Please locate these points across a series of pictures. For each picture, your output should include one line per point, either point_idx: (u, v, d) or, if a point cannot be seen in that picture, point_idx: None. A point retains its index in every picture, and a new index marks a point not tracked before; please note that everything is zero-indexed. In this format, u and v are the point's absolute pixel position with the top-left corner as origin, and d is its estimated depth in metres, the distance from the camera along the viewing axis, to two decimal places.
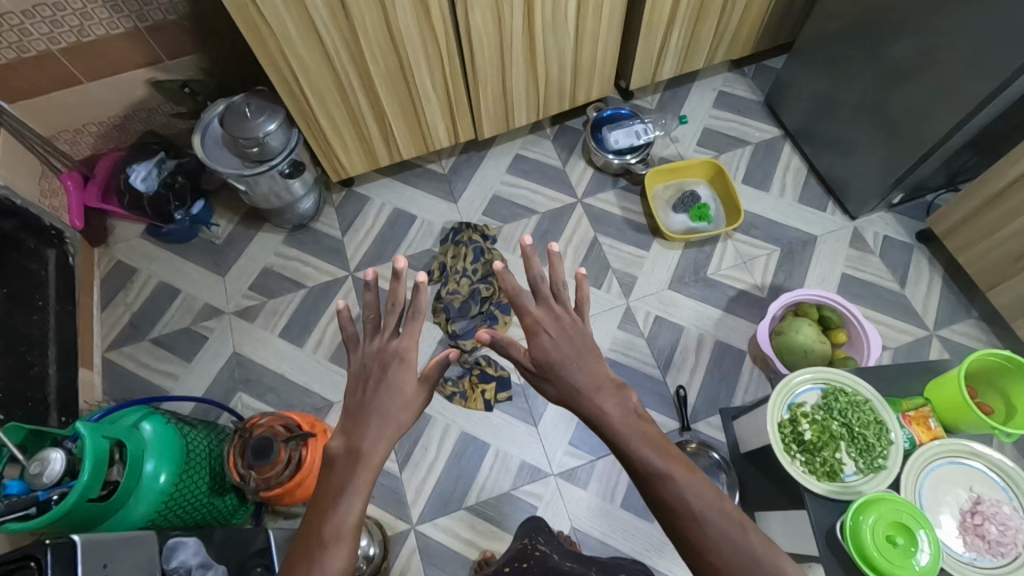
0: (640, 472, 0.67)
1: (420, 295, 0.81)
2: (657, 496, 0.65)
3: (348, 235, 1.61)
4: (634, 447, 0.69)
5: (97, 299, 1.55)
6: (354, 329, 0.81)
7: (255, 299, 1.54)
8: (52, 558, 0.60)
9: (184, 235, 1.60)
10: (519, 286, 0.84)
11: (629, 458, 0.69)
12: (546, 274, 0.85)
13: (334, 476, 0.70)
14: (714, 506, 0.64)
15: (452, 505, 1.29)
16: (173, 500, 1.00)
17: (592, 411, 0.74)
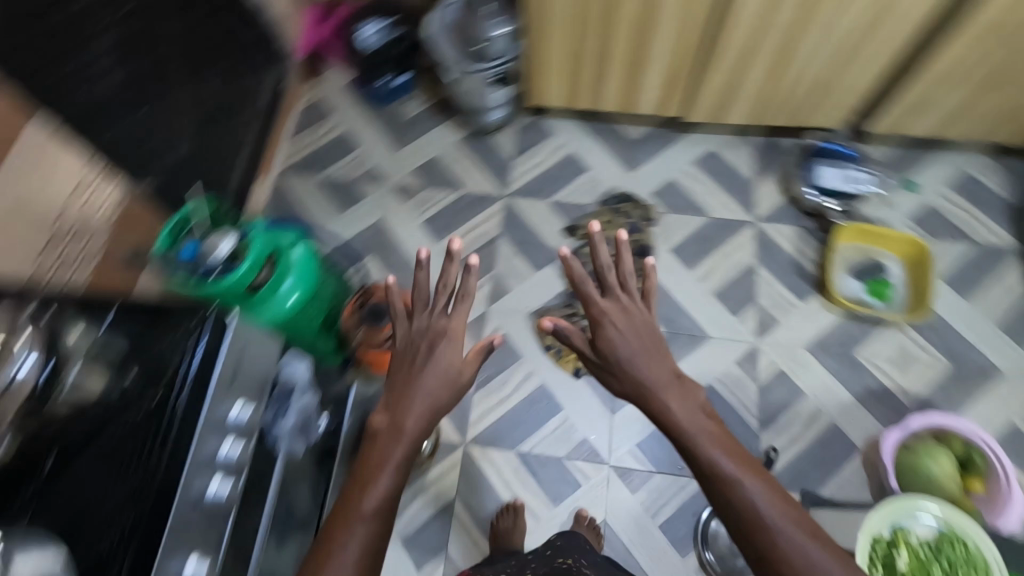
0: (715, 476, 0.62)
1: (470, 279, 0.78)
2: (735, 503, 0.60)
3: (518, 159, 1.62)
4: (708, 450, 0.64)
5: (291, 125, 1.70)
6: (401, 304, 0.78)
7: (414, 183, 1.61)
8: (212, 321, 0.70)
9: (380, 99, 1.68)
10: (585, 275, 0.79)
11: (701, 457, 0.63)
12: (615, 265, 0.80)
13: (383, 433, 0.66)
14: (791, 512, 0.59)
15: (505, 444, 1.32)
16: (295, 324, 1.05)
17: (665, 407, 0.68)
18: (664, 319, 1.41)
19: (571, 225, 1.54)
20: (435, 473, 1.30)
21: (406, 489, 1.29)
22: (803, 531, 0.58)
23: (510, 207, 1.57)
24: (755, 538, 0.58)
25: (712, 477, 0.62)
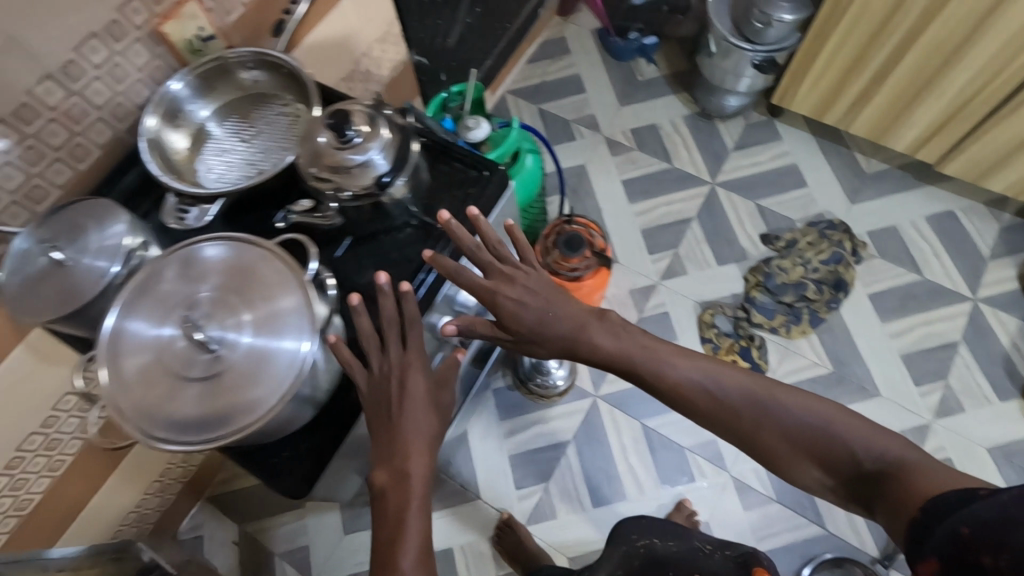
0: (750, 421, 0.63)
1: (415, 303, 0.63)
2: (776, 441, 0.63)
3: (737, 152, 1.57)
4: (727, 391, 0.64)
5: (529, 52, 1.75)
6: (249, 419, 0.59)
7: (627, 142, 1.61)
8: (496, 180, 0.74)
9: (621, 53, 1.69)
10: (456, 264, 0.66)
11: (727, 404, 0.64)
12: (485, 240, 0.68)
13: (391, 488, 0.58)
14: (813, 413, 0.62)
15: (634, 412, 1.33)
16: None
17: (670, 371, 0.66)
18: (837, 360, 1.33)
19: (770, 232, 1.47)
20: (559, 410, 1.34)
21: (529, 413, 1.34)
22: (841, 436, 0.60)
23: (714, 195, 1.53)
24: (811, 457, 0.61)
25: (746, 423, 0.64)
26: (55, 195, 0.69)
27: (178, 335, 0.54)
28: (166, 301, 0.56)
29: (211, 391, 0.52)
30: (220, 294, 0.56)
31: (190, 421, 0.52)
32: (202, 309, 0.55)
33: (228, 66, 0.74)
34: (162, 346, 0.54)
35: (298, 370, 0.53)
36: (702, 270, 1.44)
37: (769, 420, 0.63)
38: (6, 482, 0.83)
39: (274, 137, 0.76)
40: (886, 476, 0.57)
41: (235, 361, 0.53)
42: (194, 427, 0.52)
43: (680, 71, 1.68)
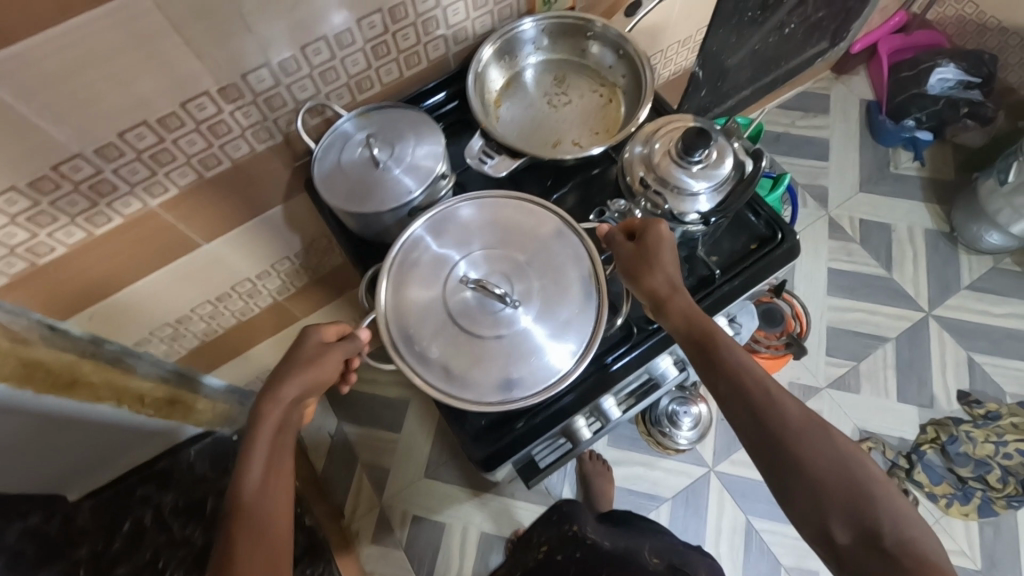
0: (785, 437, 0.50)
1: (428, 306, 0.59)
2: (802, 466, 0.48)
3: (970, 291, 1.38)
4: (777, 395, 0.51)
5: (786, 96, 1.62)
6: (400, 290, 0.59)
7: (851, 229, 1.46)
8: (791, 246, 0.67)
9: (885, 136, 1.53)
10: (480, 354, 0.57)
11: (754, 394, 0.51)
12: (495, 332, 0.57)
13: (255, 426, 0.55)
14: (849, 472, 0.48)
15: (744, 504, 1.23)
16: None
17: (728, 353, 0.53)
18: (990, 559, 1.17)
19: (972, 392, 1.30)
20: (668, 464, 1.27)
21: (639, 453, 1.28)
22: (875, 495, 0.47)
23: (924, 324, 1.36)
24: (827, 499, 0.47)
25: (782, 432, 0.50)
26: (376, 90, 0.71)
27: (449, 287, 0.59)
28: (441, 254, 0.60)
29: (510, 350, 0.57)
30: (511, 258, 0.60)
31: (538, 366, 0.56)
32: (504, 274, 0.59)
33: (582, 32, 0.73)
34: (410, 294, 0.59)
35: (497, 329, 0.57)
36: (877, 397, 1.30)
37: (789, 440, 0.49)
38: (208, 310, 0.90)
39: (584, 114, 0.74)
40: (911, 565, 0.43)
41: (522, 334, 0.57)
42: (458, 334, 0.57)
43: (942, 179, 1.50)
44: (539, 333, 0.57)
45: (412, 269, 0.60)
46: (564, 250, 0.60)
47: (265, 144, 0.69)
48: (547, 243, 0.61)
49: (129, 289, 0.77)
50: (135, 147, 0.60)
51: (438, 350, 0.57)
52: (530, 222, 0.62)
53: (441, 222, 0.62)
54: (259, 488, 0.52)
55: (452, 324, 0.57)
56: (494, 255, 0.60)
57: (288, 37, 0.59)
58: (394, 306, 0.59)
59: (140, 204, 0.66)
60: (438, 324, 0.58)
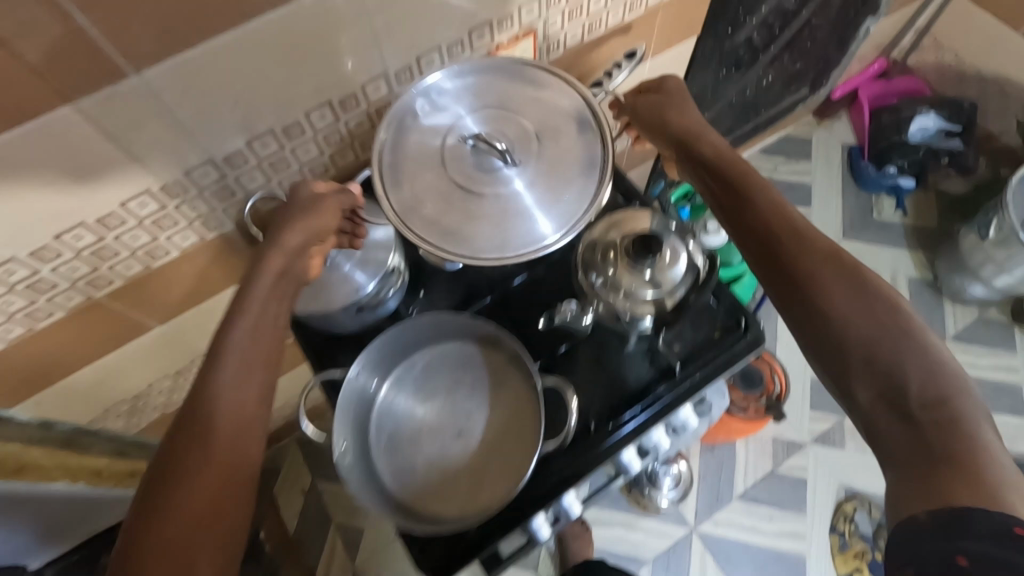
0: (828, 295, 0.48)
1: (445, 171, 0.62)
2: (835, 322, 0.47)
3: (955, 343, 1.36)
4: (833, 251, 0.49)
5: (768, 140, 1.62)
6: (426, 141, 0.63)
7: None
8: (754, 337, 0.66)
9: (867, 182, 1.52)
10: (474, 205, 0.61)
11: (794, 244, 0.51)
12: (491, 187, 0.61)
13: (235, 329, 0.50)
14: (885, 331, 0.46)
15: (726, 567, 1.20)
16: None
17: (778, 210, 0.53)
18: None
19: None
20: (649, 524, 1.24)
21: (619, 512, 1.25)
22: (908, 354, 0.45)
23: None
24: (859, 356, 0.45)
25: (819, 288, 0.48)
26: (331, 174, 0.70)
27: (460, 142, 0.63)
28: (459, 125, 0.63)
29: (497, 189, 0.62)
30: (520, 134, 0.63)
31: (530, 232, 0.61)
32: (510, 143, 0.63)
33: None
34: (418, 135, 0.63)
35: (493, 170, 0.62)
36: (863, 453, 1.27)
37: (826, 296, 0.48)
38: (167, 385, 0.88)
39: None
40: (927, 425, 0.42)
41: (511, 196, 0.61)
42: (466, 198, 0.61)
43: (925, 226, 1.48)
44: (526, 199, 0.61)
45: (417, 120, 0.64)
46: (566, 135, 0.64)
47: (215, 232, 0.67)
48: (553, 125, 0.64)
49: (77, 375, 0.74)
50: (74, 246, 0.58)
51: (435, 202, 0.61)
52: (534, 104, 0.65)
53: (486, 91, 0.65)
54: (222, 401, 0.47)
55: (458, 177, 0.62)
56: (499, 126, 0.63)
57: (231, 134, 0.57)
58: (394, 152, 0.63)
59: (84, 297, 0.64)
60: (440, 180, 0.62)
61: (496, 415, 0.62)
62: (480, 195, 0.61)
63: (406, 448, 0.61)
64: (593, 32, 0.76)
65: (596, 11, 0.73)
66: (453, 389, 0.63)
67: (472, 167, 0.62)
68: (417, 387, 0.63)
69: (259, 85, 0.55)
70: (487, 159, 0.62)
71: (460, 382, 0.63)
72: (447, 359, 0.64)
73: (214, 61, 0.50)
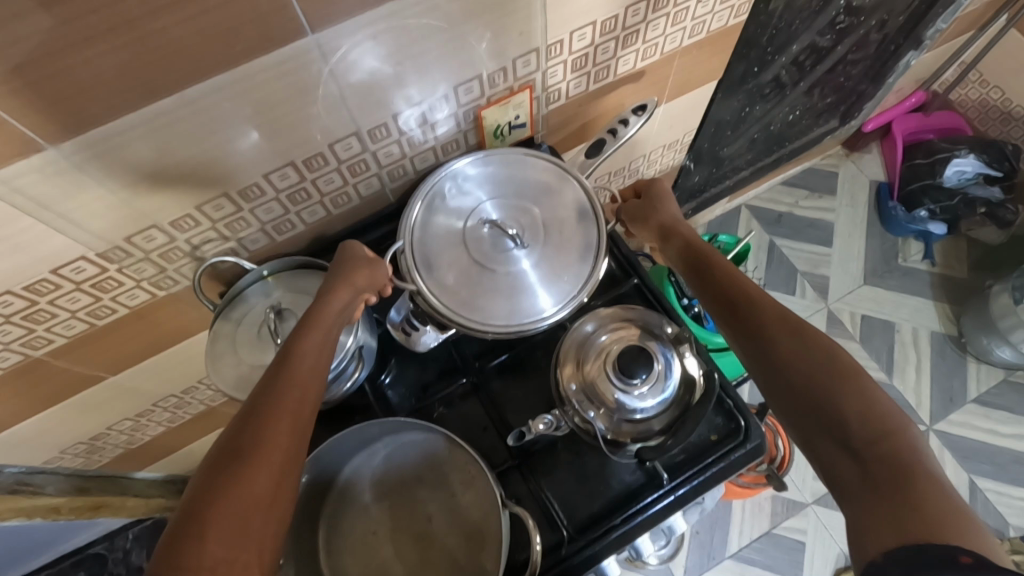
0: (779, 349, 0.47)
1: (457, 250, 0.58)
2: (790, 374, 0.45)
3: (975, 406, 1.28)
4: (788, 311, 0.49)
5: (792, 172, 1.52)
6: (444, 215, 0.59)
7: (851, 325, 1.36)
8: (755, 444, 0.59)
9: (895, 225, 1.42)
10: (482, 288, 0.57)
11: (750, 302, 0.51)
12: (501, 270, 0.57)
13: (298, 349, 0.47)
14: (837, 376, 0.43)
15: None
16: None
17: (735, 276, 0.54)
18: None
19: None
20: None
21: None
22: (859, 394, 0.42)
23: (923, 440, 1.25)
24: (811, 407, 0.43)
25: (774, 343, 0.47)
26: (298, 230, 0.63)
27: (478, 220, 0.59)
28: (475, 193, 0.60)
29: (506, 276, 0.57)
30: (535, 215, 0.60)
31: (526, 313, 0.57)
32: (521, 222, 0.59)
33: None
34: (444, 208, 0.59)
35: (505, 256, 0.58)
36: None
37: (779, 348, 0.47)
38: (129, 425, 0.83)
39: None
40: (883, 469, 0.38)
41: (517, 279, 0.57)
42: (478, 278, 0.57)
43: (953, 276, 1.39)
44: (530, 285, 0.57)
45: (444, 201, 0.60)
46: (580, 213, 0.60)
47: (168, 291, 0.61)
48: (566, 203, 0.61)
49: (24, 424, 0.69)
50: (3, 312, 0.52)
51: (453, 277, 0.57)
52: (555, 176, 0.61)
53: (507, 166, 0.61)
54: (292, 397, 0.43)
55: (475, 254, 0.58)
56: (514, 199, 0.60)
57: (180, 199, 0.51)
58: (423, 226, 0.59)
59: (21, 357, 0.58)
60: (455, 254, 0.58)
61: (454, 528, 0.55)
62: (491, 282, 0.57)
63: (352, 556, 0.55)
64: (600, 81, 0.68)
65: (604, 59, 0.65)
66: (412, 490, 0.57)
67: (487, 247, 0.58)
68: (371, 485, 0.57)
69: (206, 150, 0.48)
70: (501, 238, 0.58)
71: (419, 483, 0.57)
72: (407, 456, 0.57)
73: (150, 128, 0.44)
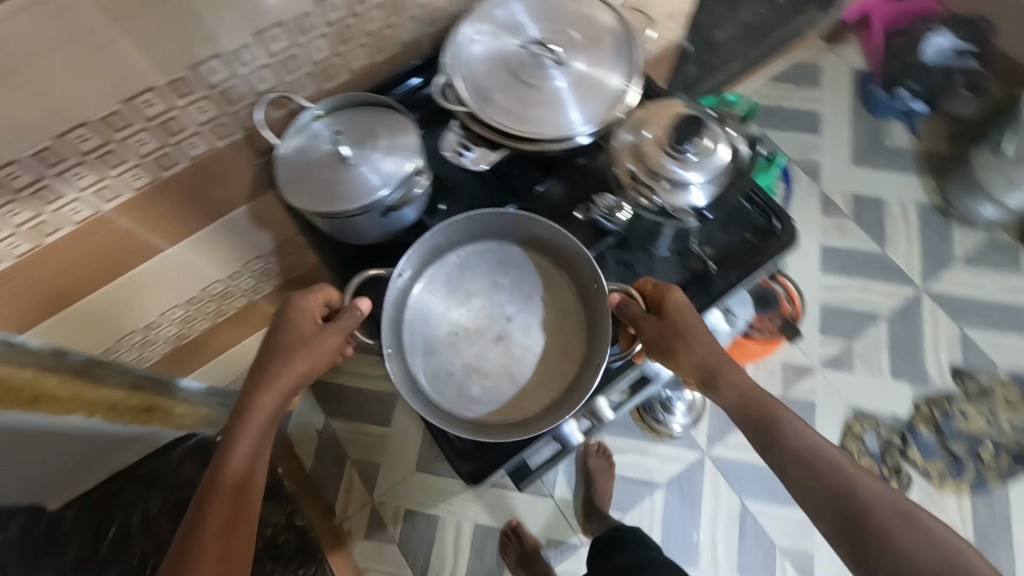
0: (872, 522, 0.52)
1: (502, 71, 0.62)
2: (891, 551, 0.51)
3: (963, 266, 1.36)
4: (855, 484, 0.54)
5: (777, 69, 1.57)
6: (485, 40, 0.63)
7: (843, 204, 1.43)
8: (787, 233, 0.64)
9: (878, 107, 1.49)
10: (529, 102, 0.61)
11: (824, 472, 0.54)
12: (544, 84, 0.62)
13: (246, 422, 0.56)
14: (930, 553, 0.50)
15: (739, 488, 1.23)
16: None
17: (787, 431, 0.56)
18: (983, 536, 1.17)
19: (965, 367, 1.29)
20: (663, 450, 1.26)
21: (632, 440, 1.27)
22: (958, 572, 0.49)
23: (918, 301, 1.34)
24: None
25: (863, 521, 0.52)
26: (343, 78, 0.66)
27: (519, 42, 0.63)
28: (513, 20, 0.64)
29: (548, 90, 0.62)
30: (572, 38, 0.64)
31: (567, 122, 0.61)
32: (560, 43, 0.63)
33: None
34: (486, 33, 0.63)
35: (546, 72, 0.62)
36: (872, 376, 1.29)
37: (867, 518, 0.52)
38: (180, 313, 0.87)
39: None
40: None
41: (558, 93, 0.62)
42: (523, 94, 0.61)
43: (935, 151, 1.47)
44: (571, 98, 0.62)
45: (485, 26, 0.63)
46: (611, 35, 0.65)
47: (227, 141, 0.64)
48: (599, 27, 0.65)
49: (90, 299, 0.72)
50: (80, 149, 0.55)
51: (500, 94, 0.61)
52: (587, 4, 0.65)
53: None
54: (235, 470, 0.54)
55: (518, 72, 0.62)
56: (550, 23, 0.64)
57: (241, 24, 0.54)
58: (465, 51, 0.63)
59: (93, 210, 0.61)
60: (499, 73, 0.62)
61: (542, 321, 0.63)
62: (536, 97, 0.61)
63: (453, 351, 0.62)
64: None
65: None
66: (498, 287, 0.64)
67: (529, 65, 0.62)
68: (450, 289, 0.64)
69: None
70: (541, 56, 0.62)
71: (500, 283, 0.64)
72: (486, 259, 0.64)
73: None
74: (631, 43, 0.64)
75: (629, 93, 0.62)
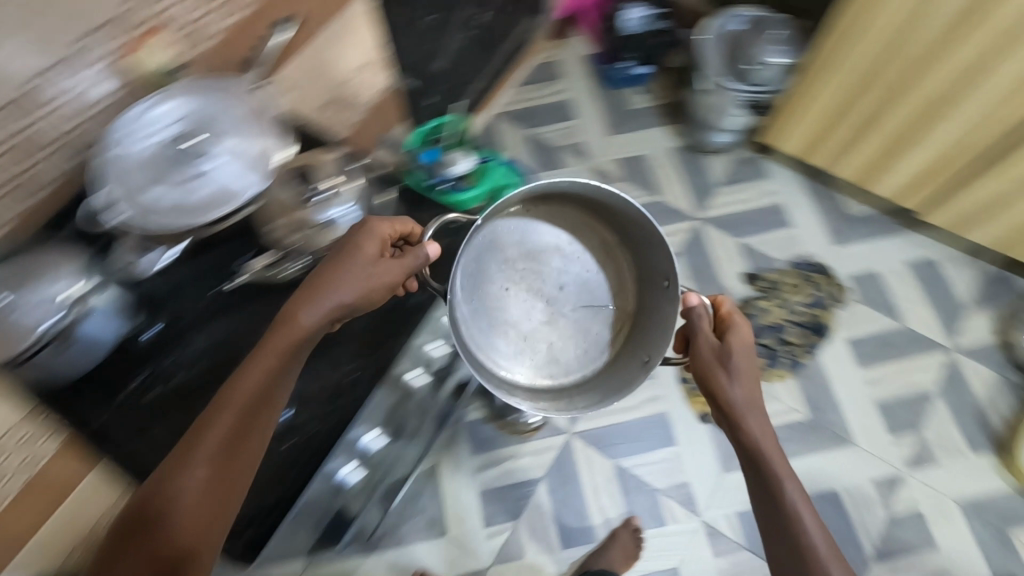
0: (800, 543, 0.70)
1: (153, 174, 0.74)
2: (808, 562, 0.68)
3: (724, 188, 1.55)
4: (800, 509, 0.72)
5: (521, 75, 1.74)
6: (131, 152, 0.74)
7: (613, 171, 1.60)
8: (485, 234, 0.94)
9: (612, 79, 1.68)
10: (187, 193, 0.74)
11: (781, 492, 0.73)
12: (194, 173, 0.75)
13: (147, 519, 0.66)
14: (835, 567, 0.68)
15: (609, 451, 1.30)
16: None
17: (768, 460, 0.75)
18: (814, 406, 1.32)
19: (754, 271, 1.46)
20: (533, 445, 1.31)
21: (503, 448, 1.31)
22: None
23: (699, 230, 1.51)
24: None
25: (796, 531, 0.70)
26: None
27: (162, 146, 0.75)
28: (145, 128, 0.75)
29: (200, 175, 0.75)
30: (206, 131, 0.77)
31: (225, 196, 0.75)
32: (196, 136, 0.77)
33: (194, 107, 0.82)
34: (128, 147, 0.74)
35: (193, 165, 0.75)
36: None
37: (797, 532, 0.70)
38: None
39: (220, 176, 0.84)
40: None
41: (211, 176, 0.75)
42: (178, 189, 0.74)
43: (671, 102, 1.67)
44: (223, 176, 0.76)
45: (126, 139, 0.74)
46: (240, 116, 0.80)
47: None
48: (226, 113, 0.79)
49: None
50: None
51: (161, 193, 0.73)
52: (209, 99, 0.79)
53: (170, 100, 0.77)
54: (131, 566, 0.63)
55: (170, 170, 0.75)
56: (184, 122, 0.77)
57: None
58: (114, 166, 0.73)
59: None
60: (153, 176, 0.74)
61: (593, 288, 1.02)
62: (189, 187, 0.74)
63: (516, 284, 0.99)
64: None
65: None
66: (560, 263, 1.01)
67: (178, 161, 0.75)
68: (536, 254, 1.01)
69: None
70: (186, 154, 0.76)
71: (563, 251, 1.02)
72: (547, 237, 1.00)
73: None
74: (257, 123, 0.80)
75: (271, 158, 0.78)
